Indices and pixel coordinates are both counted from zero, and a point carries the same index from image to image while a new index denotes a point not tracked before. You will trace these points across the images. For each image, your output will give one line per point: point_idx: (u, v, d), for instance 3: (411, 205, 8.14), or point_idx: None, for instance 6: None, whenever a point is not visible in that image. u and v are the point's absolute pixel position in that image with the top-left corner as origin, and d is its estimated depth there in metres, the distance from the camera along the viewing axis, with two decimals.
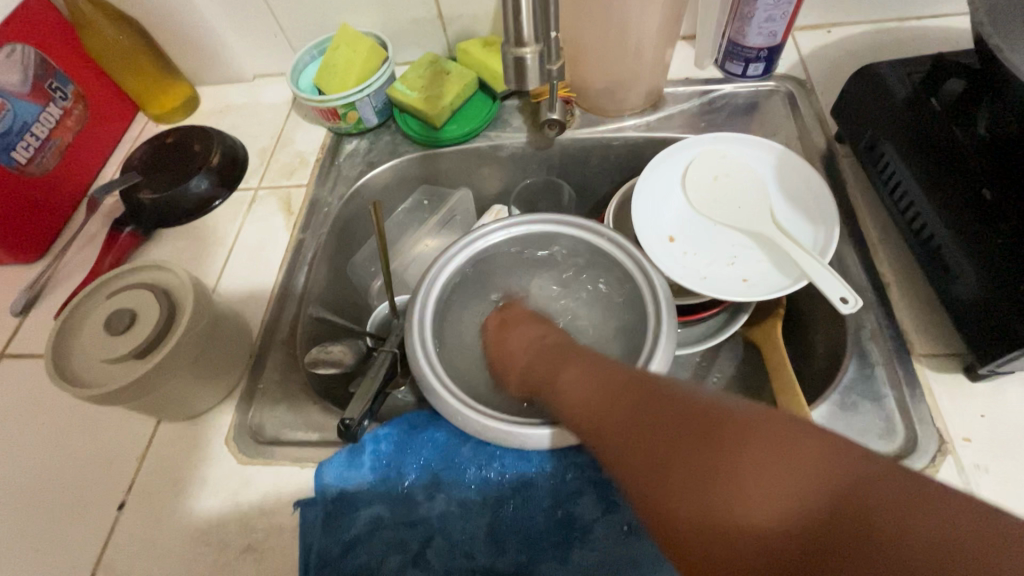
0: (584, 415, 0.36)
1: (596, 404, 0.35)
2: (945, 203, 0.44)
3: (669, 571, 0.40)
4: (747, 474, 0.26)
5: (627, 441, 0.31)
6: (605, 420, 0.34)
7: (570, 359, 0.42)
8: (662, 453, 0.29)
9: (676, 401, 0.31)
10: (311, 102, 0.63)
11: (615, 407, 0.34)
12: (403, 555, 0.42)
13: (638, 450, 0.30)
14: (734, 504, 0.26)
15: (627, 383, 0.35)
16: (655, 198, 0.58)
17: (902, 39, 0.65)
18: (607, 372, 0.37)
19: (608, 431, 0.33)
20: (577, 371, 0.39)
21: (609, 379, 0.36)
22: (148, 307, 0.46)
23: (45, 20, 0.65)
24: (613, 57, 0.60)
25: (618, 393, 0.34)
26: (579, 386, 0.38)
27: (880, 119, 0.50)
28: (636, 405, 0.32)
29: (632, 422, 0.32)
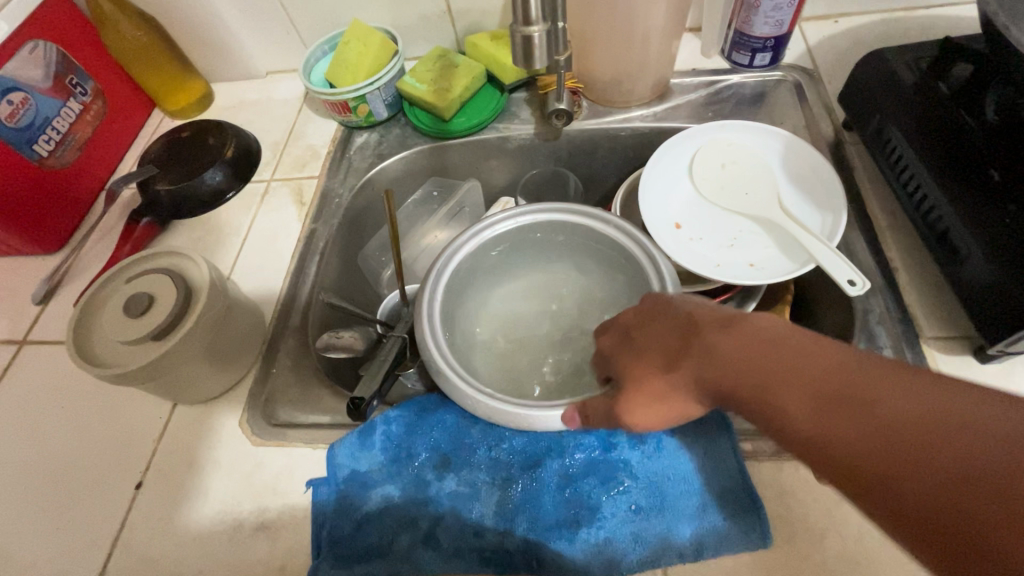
0: (842, 452, 0.28)
1: (863, 436, 0.27)
2: (953, 185, 0.44)
3: (676, 550, 0.39)
4: None
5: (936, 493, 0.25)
6: (886, 459, 0.26)
7: (772, 360, 0.32)
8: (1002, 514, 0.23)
9: (985, 437, 0.25)
10: (323, 95, 0.65)
11: (900, 443, 0.26)
12: (413, 533, 0.43)
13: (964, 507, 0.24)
14: None
15: (902, 405, 0.27)
16: (662, 187, 0.58)
17: (911, 27, 0.65)
18: (854, 385, 0.29)
19: (891, 474, 0.26)
20: (805, 381, 0.30)
21: (869, 398, 0.28)
22: (166, 292, 0.47)
23: (66, 17, 0.67)
24: (620, 48, 0.61)
25: (897, 418, 0.27)
26: (820, 409, 0.29)
27: (888, 104, 0.50)
28: (935, 442, 0.26)
29: (942, 465, 0.25)
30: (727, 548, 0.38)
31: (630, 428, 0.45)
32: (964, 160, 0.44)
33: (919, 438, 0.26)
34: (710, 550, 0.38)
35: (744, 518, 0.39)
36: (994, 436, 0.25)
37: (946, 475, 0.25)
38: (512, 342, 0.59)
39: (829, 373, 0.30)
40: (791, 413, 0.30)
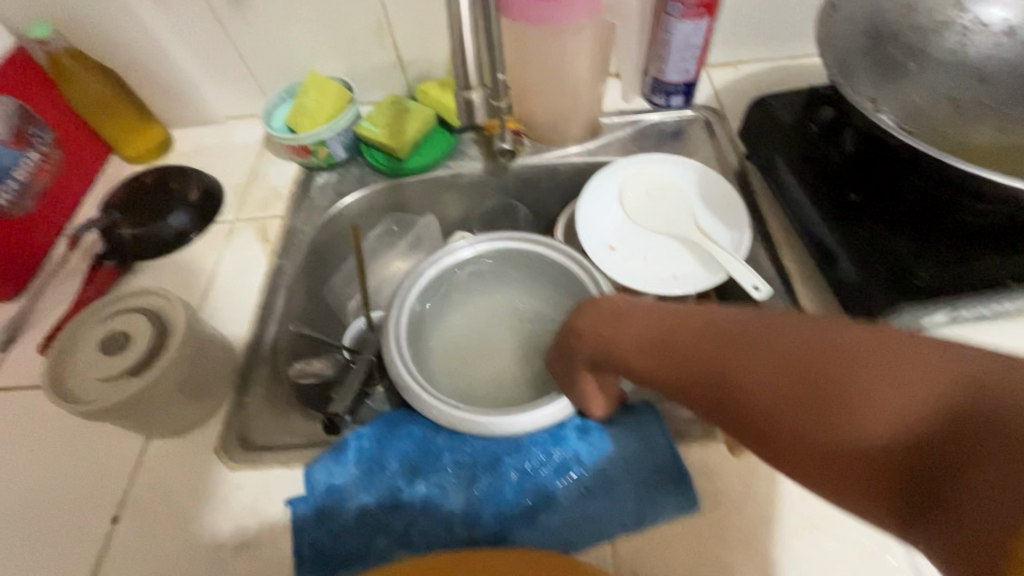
0: (677, 390, 0.33)
1: (686, 376, 0.33)
2: (826, 207, 0.53)
3: (622, 521, 0.44)
4: (872, 399, 0.25)
5: (738, 401, 0.29)
6: (709, 385, 0.31)
7: (622, 335, 0.38)
8: (778, 404, 0.28)
9: (764, 339, 0.29)
10: (284, 140, 0.70)
11: (708, 369, 0.31)
12: (389, 535, 0.47)
13: (753, 407, 0.29)
14: (860, 431, 0.25)
15: (706, 339, 0.32)
16: (597, 213, 0.66)
17: (795, 73, 0.77)
18: (675, 334, 0.34)
19: (707, 399, 0.31)
20: (655, 348, 0.35)
21: (710, 352, 0.31)
22: (141, 330, 0.50)
23: (26, 73, 0.70)
24: (554, 94, 0.69)
25: (702, 353, 0.32)
26: (667, 369, 0.34)
27: (774, 138, 0.60)
28: (731, 361, 0.30)
29: (742, 377, 0.29)
30: (664, 515, 0.44)
31: (577, 422, 0.50)
32: (833, 186, 0.54)
33: (741, 366, 0.30)
34: (651, 518, 0.44)
35: (674, 486, 0.45)
36: (771, 342, 0.29)
37: (765, 394, 0.28)
38: (471, 360, 0.64)
39: (680, 342, 0.33)
40: (644, 367, 0.36)
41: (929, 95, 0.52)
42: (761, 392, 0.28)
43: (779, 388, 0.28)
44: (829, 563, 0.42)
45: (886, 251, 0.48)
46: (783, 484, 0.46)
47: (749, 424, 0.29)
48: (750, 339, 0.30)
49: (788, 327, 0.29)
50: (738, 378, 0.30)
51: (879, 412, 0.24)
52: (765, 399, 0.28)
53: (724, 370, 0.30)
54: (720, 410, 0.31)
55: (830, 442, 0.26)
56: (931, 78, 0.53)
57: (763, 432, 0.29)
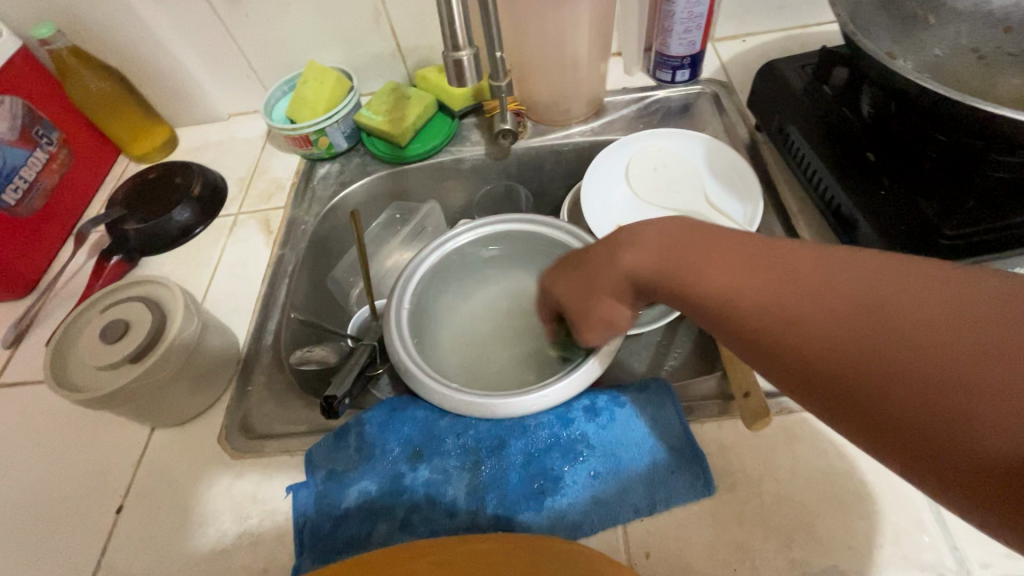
0: (736, 321, 0.31)
1: (749, 305, 0.31)
2: (840, 170, 0.50)
3: (633, 505, 0.42)
4: (986, 368, 0.22)
5: (805, 336, 0.28)
6: (772, 316, 0.30)
7: (672, 258, 0.35)
8: (853, 338, 0.26)
9: (856, 273, 0.28)
10: (284, 131, 0.69)
11: (778, 299, 0.29)
12: (391, 521, 0.45)
13: (819, 342, 0.27)
14: (950, 403, 0.23)
15: (779, 273, 0.30)
16: (602, 191, 0.64)
17: (806, 42, 0.75)
18: (767, 259, 0.31)
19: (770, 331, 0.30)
20: (723, 274, 0.32)
21: (794, 283, 0.29)
22: (141, 318, 0.49)
23: (32, 74, 0.70)
24: (554, 73, 0.68)
25: (773, 285, 0.30)
26: (737, 292, 0.31)
27: (784, 105, 0.58)
28: (807, 290, 0.28)
29: (813, 309, 0.28)
30: (677, 499, 0.42)
31: (585, 404, 0.49)
32: (848, 148, 0.51)
33: (826, 306, 0.28)
34: (663, 501, 0.42)
35: (689, 469, 0.43)
36: (859, 278, 0.27)
37: (845, 337, 0.26)
38: (483, 345, 0.62)
39: (766, 269, 0.31)
40: (701, 297, 0.33)
41: (948, 47, 0.50)
42: (834, 326, 0.27)
43: (861, 323, 0.26)
44: (857, 541, 0.40)
45: (906, 210, 0.45)
46: (804, 460, 0.43)
47: (807, 358, 0.28)
48: (857, 277, 0.27)
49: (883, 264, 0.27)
50: (810, 309, 0.28)
51: (985, 386, 0.22)
52: (837, 335, 0.27)
53: (794, 301, 0.29)
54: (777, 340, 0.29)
55: (900, 380, 0.24)
56: (952, 31, 0.50)
57: (821, 368, 0.27)
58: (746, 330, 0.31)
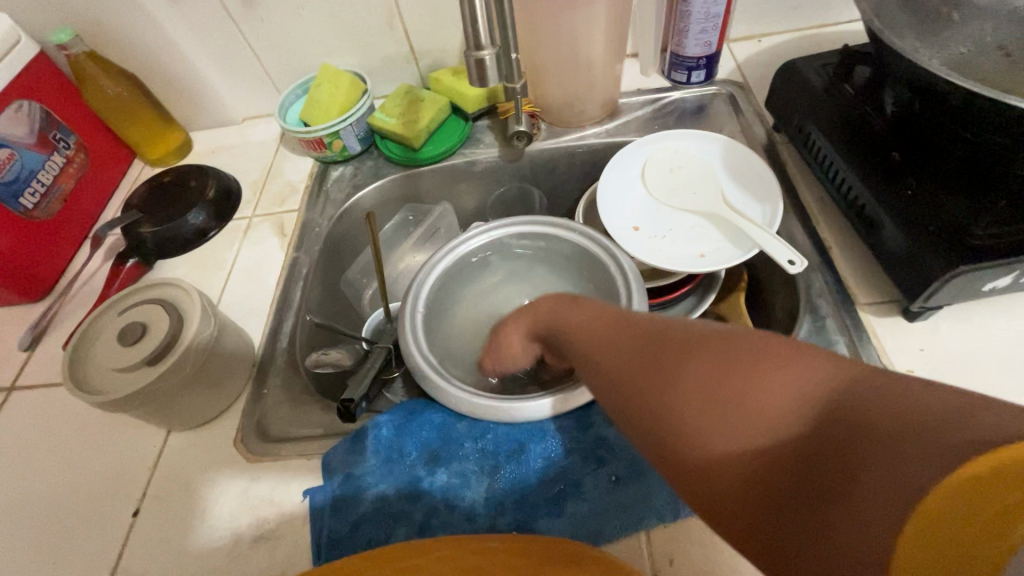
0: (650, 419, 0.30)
1: (668, 403, 0.30)
2: (865, 169, 0.50)
3: (657, 511, 0.41)
4: (855, 492, 0.21)
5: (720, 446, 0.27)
6: (685, 418, 0.28)
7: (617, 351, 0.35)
8: (766, 454, 0.25)
9: (785, 375, 0.26)
10: (298, 134, 0.69)
11: (695, 401, 0.28)
12: (409, 526, 0.45)
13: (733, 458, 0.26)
14: (827, 535, 0.22)
15: (707, 366, 0.29)
16: (618, 193, 0.64)
17: (823, 42, 0.74)
18: (663, 352, 0.32)
19: (684, 434, 0.28)
20: (629, 371, 0.33)
21: (686, 380, 0.29)
22: (157, 321, 0.49)
23: (50, 79, 0.71)
24: (569, 74, 0.67)
25: (700, 378, 0.29)
26: (640, 392, 0.32)
27: (805, 105, 0.57)
28: (730, 394, 0.27)
29: (734, 413, 0.27)
30: None
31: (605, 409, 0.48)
32: (871, 148, 0.50)
33: (713, 413, 0.27)
34: (687, 507, 0.41)
35: None
36: (786, 386, 0.26)
37: (735, 448, 0.26)
38: (499, 331, 0.63)
39: (663, 364, 0.31)
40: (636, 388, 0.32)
41: (973, 45, 0.48)
42: (749, 438, 0.26)
43: (783, 437, 0.25)
44: None
45: (934, 210, 0.44)
46: None
47: (720, 475, 0.27)
48: (738, 380, 0.28)
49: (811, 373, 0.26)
50: (727, 418, 0.27)
51: (854, 513, 0.21)
52: (749, 445, 0.26)
53: (716, 401, 0.28)
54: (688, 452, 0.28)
55: (821, 503, 0.23)
56: (976, 27, 0.49)
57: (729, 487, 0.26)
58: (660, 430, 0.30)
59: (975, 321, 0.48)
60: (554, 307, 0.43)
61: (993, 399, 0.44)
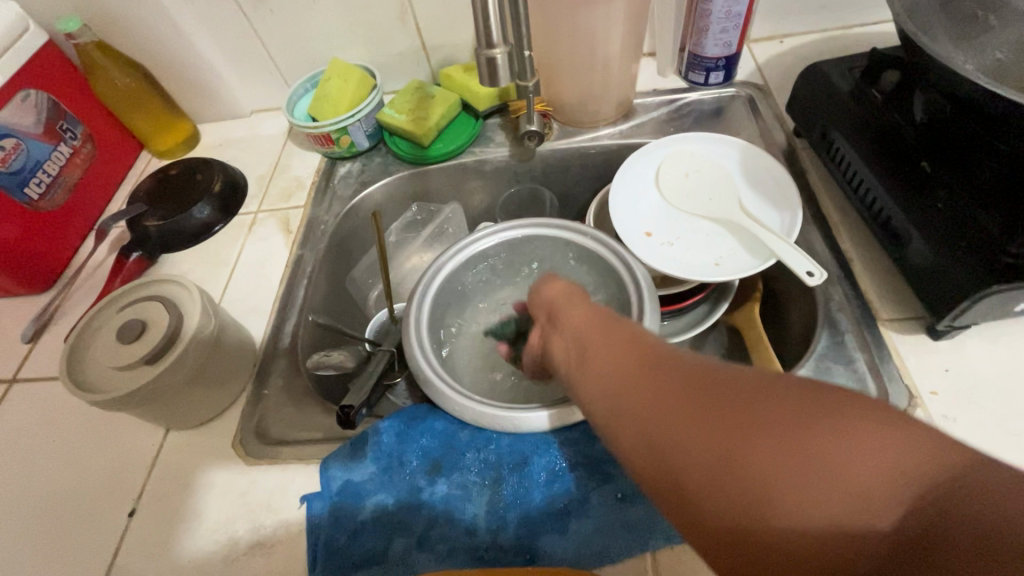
0: (695, 481, 0.25)
1: (723, 465, 0.24)
2: (892, 180, 0.48)
3: (664, 532, 0.40)
4: None
5: (795, 518, 0.23)
6: (749, 488, 0.24)
7: (650, 391, 0.28)
8: (849, 533, 0.22)
9: (863, 448, 0.23)
10: (305, 129, 0.68)
11: (764, 468, 0.24)
12: (408, 538, 0.43)
13: (809, 532, 0.23)
14: None
15: (773, 427, 0.24)
16: (631, 198, 0.62)
17: (848, 44, 0.71)
18: (698, 389, 0.27)
19: (743, 514, 0.24)
20: (652, 406, 0.27)
21: (751, 437, 0.24)
22: (158, 319, 0.48)
23: (59, 67, 0.70)
24: (585, 72, 0.65)
25: (767, 446, 0.24)
26: (678, 432, 0.26)
27: (829, 110, 0.55)
28: (808, 461, 0.23)
29: (813, 488, 0.23)
30: None
31: None
32: (899, 158, 0.48)
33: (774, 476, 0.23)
34: None
35: None
36: (859, 458, 0.23)
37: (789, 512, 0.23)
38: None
39: (700, 400, 0.26)
40: (684, 454, 0.25)
41: (1013, 51, 0.46)
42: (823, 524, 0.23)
43: (868, 522, 0.22)
44: None
45: (965, 224, 0.42)
46: None
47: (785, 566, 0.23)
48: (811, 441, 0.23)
49: (870, 443, 0.23)
50: (800, 482, 0.23)
51: None
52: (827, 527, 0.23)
53: (788, 472, 0.23)
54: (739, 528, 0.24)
55: None
56: (1017, 32, 0.46)
57: (804, 568, 0.23)
58: (706, 491, 0.25)
59: (1005, 341, 0.46)
60: (589, 333, 0.35)
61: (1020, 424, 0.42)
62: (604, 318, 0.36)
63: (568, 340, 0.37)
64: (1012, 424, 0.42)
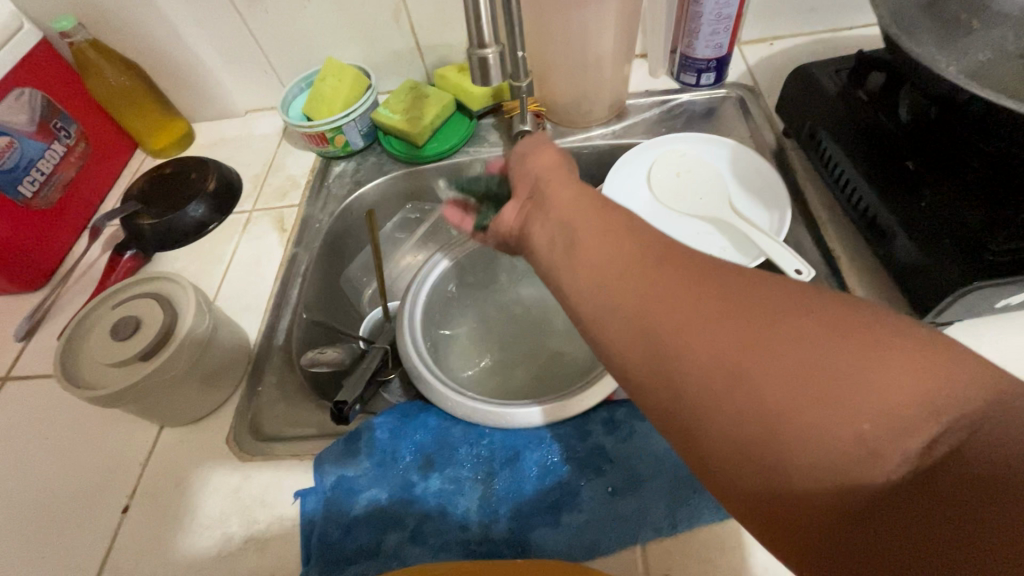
0: (693, 384, 0.23)
1: (734, 370, 0.22)
2: (877, 179, 0.49)
3: (654, 525, 0.41)
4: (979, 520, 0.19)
5: (801, 440, 0.21)
6: (758, 390, 0.22)
7: (652, 293, 0.26)
8: (857, 465, 0.20)
9: (902, 378, 0.20)
10: (300, 128, 0.68)
11: (777, 380, 0.22)
12: (401, 532, 0.44)
13: (818, 456, 0.21)
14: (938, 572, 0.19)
15: (787, 340, 0.22)
16: (624, 197, 0.63)
17: (837, 46, 0.72)
18: (717, 292, 0.24)
19: (749, 416, 0.22)
20: (663, 305, 0.25)
21: (768, 343, 0.22)
22: (152, 316, 0.49)
23: (53, 66, 0.70)
24: (577, 73, 0.66)
25: (785, 353, 0.22)
26: (694, 329, 0.24)
27: (817, 112, 0.57)
28: (832, 372, 0.21)
29: (828, 412, 0.21)
30: (700, 521, 0.40)
31: (604, 416, 0.47)
32: (886, 156, 0.49)
33: (791, 383, 0.21)
34: (685, 522, 0.40)
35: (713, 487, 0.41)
36: (883, 386, 0.21)
37: (796, 424, 0.21)
38: (507, 313, 0.64)
39: (724, 302, 0.24)
40: (690, 349, 0.23)
41: (994, 53, 0.47)
42: (839, 440, 0.21)
43: (883, 449, 0.20)
44: None
45: (948, 221, 0.42)
46: None
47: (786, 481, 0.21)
48: (841, 352, 0.21)
49: (897, 370, 0.21)
50: (809, 398, 0.21)
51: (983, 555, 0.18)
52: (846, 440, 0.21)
53: (801, 384, 0.21)
54: (738, 432, 0.22)
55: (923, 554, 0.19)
56: (998, 35, 0.47)
57: (799, 490, 0.21)
58: (706, 403, 0.23)
59: (987, 336, 0.47)
60: (588, 224, 0.31)
61: None
62: (603, 208, 0.32)
63: (554, 227, 0.33)
64: None
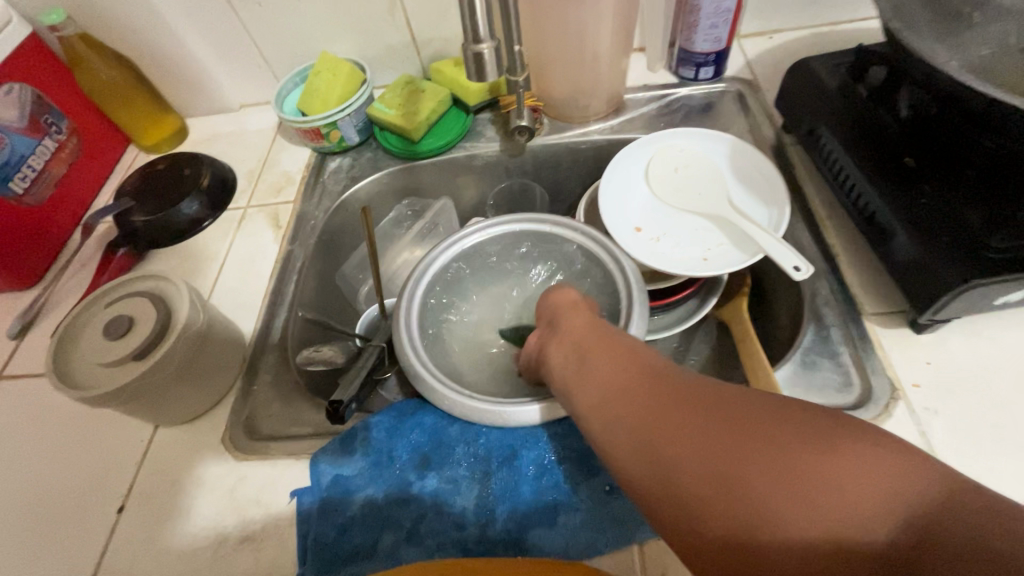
0: (663, 469, 0.30)
1: (684, 448, 0.29)
2: (876, 176, 0.48)
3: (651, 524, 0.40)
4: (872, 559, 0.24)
5: (737, 504, 0.27)
6: (695, 460, 0.29)
7: (630, 400, 0.33)
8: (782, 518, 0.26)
9: (826, 461, 0.26)
10: (295, 123, 0.67)
11: (755, 480, 0.27)
12: (397, 532, 0.44)
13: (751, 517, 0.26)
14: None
15: (719, 428, 0.29)
16: (621, 194, 0.62)
17: (836, 40, 0.72)
18: (668, 390, 0.32)
19: (699, 484, 0.28)
20: (630, 402, 0.33)
21: (704, 424, 0.29)
22: (144, 315, 0.48)
23: (43, 61, 0.69)
24: (575, 67, 0.65)
25: (718, 433, 0.29)
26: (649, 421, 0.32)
27: (817, 106, 0.55)
28: (756, 447, 0.28)
29: (782, 493, 0.26)
30: None
31: None
32: (883, 153, 0.49)
33: (723, 458, 0.28)
34: None
35: None
36: (794, 463, 0.27)
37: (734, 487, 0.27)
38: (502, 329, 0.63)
39: (671, 396, 0.32)
40: (655, 440, 0.30)
41: (995, 48, 0.46)
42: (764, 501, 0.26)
43: (797, 519, 0.25)
44: None
45: (949, 219, 0.43)
46: None
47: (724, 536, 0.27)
48: (762, 433, 0.28)
49: (799, 444, 0.27)
50: (747, 478, 0.27)
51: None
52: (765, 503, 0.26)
53: (724, 458, 0.28)
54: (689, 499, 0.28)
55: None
56: (999, 30, 0.47)
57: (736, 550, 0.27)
58: (700, 503, 0.28)
59: (984, 333, 0.47)
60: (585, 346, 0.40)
61: (999, 414, 0.43)
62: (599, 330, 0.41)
63: (566, 348, 0.41)
64: (991, 414, 0.43)
